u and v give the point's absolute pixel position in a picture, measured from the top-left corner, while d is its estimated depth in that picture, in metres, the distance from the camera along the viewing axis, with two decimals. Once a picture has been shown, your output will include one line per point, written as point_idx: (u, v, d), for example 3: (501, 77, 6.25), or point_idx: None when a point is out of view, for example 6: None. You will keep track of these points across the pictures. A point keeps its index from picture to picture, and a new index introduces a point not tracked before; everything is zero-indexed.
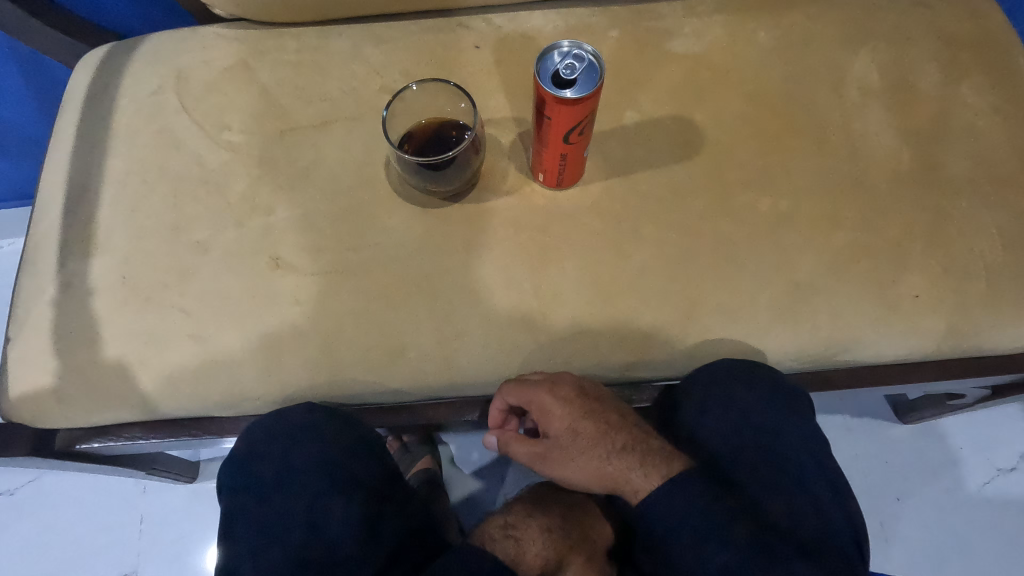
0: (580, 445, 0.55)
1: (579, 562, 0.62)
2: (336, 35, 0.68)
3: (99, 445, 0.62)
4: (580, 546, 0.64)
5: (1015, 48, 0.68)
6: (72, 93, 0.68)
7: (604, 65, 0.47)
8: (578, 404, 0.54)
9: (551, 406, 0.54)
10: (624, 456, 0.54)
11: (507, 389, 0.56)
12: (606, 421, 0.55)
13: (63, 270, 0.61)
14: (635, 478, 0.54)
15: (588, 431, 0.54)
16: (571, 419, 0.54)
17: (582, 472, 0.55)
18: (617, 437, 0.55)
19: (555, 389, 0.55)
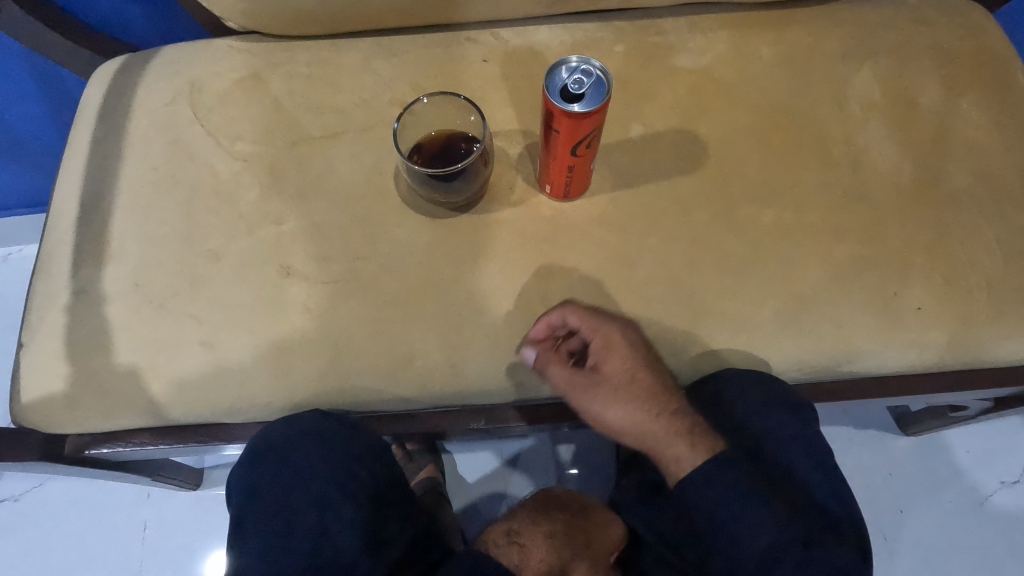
0: (634, 390, 0.55)
1: (583, 568, 0.64)
2: (347, 48, 0.69)
3: (108, 450, 0.62)
4: (583, 552, 0.65)
5: (1013, 64, 0.69)
6: (87, 103, 0.69)
7: (611, 81, 0.48)
8: (643, 352, 0.56)
9: (620, 341, 0.56)
10: (674, 416, 0.55)
11: (580, 312, 0.57)
12: (663, 379, 0.56)
13: (76, 277, 0.62)
14: (678, 444, 0.55)
15: (648, 379, 0.55)
16: (636, 361, 0.55)
17: (625, 418, 0.55)
18: (671, 398, 0.55)
19: (626, 330, 0.57)
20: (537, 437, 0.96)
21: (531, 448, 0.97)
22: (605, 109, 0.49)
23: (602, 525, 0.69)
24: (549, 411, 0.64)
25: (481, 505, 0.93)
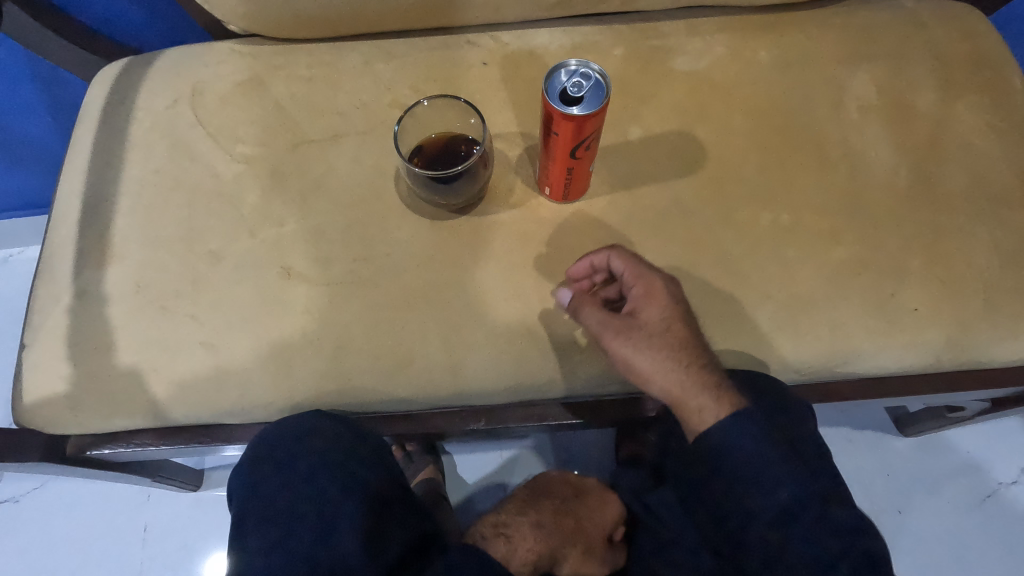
0: (669, 338, 0.54)
1: (574, 555, 0.71)
2: (347, 51, 0.70)
3: (110, 451, 0.63)
4: (575, 539, 0.72)
5: (1009, 67, 0.70)
6: (89, 106, 0.69)
7: (610, 84, 0.49)
8: (681, 306, 0.56)
9: (662, 287, 0.56)
10: (704, 368, 0.54)
11: (624, 256, 0.57)
12: (697, 335, 0.55)
13: (78, 279, 0.62)
14: (704, 396, 0.54)
15: (684, 329, 0.55)
16: (676, 309, 0.55)
17: (655, 365, 0.54)
18: (702, 353, 0.55)
19: (669, 283, 0.57)
20: (535, 437, 0.97)
21: (529, 448, 0.97)
22: (603, 112, 0.50)
23: (598, 505, 0.78)
24: (550, 411, 0.64)
25: (480, 504, 0.94)
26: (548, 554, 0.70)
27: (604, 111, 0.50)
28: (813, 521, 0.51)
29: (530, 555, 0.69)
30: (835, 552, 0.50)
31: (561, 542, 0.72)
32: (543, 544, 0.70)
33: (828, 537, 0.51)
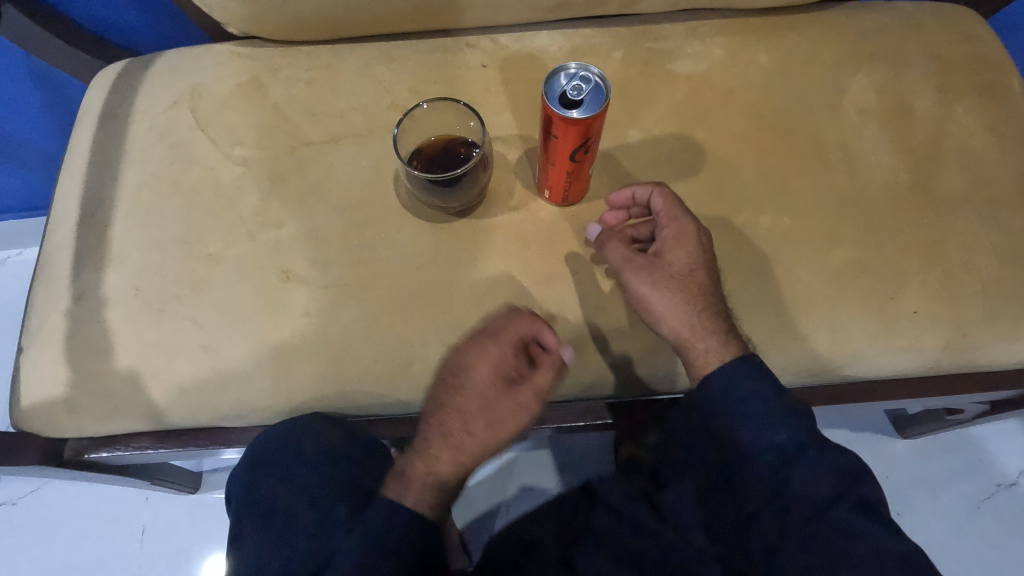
0: (687, 283, 0.55)
1: (478, 450, 0.54)
2: (347, 54, 0.70)
3: (108, 454, 0.62)
4: (467, 439, 0.54)
5: (1007, 70, 0.70)
6: (88, 108, 0.69)
7: (610, 89, 0.49)
8: (707, 256, 0.57)
9: (693, 232, 0.57)
10: (716, 316, 0.55)
11: (665, 194, 0.58)
12: (715, 285, 0.56)
13: (77, 282, 0.62)
14: (713, 340, 0.55)
15: (705, 277, 0.56)
16: (703, 256, 0.56)
17: (668, 305, 0.55)
18: (716, 302, 0.56)
19: (701, 233, 0.57)
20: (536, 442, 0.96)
21: (530, 451, 0.97)
22: (602, 117, 0.50)
23: (470, 369, 0.54)
24: (551, 415, 0.64)
25: (479, 506, 0.94)
26: (441, 433, 0.54)
27: (603, 116, 0.50)
28: (817, 459, 0.51)
29: (428, 480, 0.54)
30: (828, 501, 0.49)
31: (447, 409, 0.54)
32: (442, 445, 0.54)
33: (830, 474, 0.50)
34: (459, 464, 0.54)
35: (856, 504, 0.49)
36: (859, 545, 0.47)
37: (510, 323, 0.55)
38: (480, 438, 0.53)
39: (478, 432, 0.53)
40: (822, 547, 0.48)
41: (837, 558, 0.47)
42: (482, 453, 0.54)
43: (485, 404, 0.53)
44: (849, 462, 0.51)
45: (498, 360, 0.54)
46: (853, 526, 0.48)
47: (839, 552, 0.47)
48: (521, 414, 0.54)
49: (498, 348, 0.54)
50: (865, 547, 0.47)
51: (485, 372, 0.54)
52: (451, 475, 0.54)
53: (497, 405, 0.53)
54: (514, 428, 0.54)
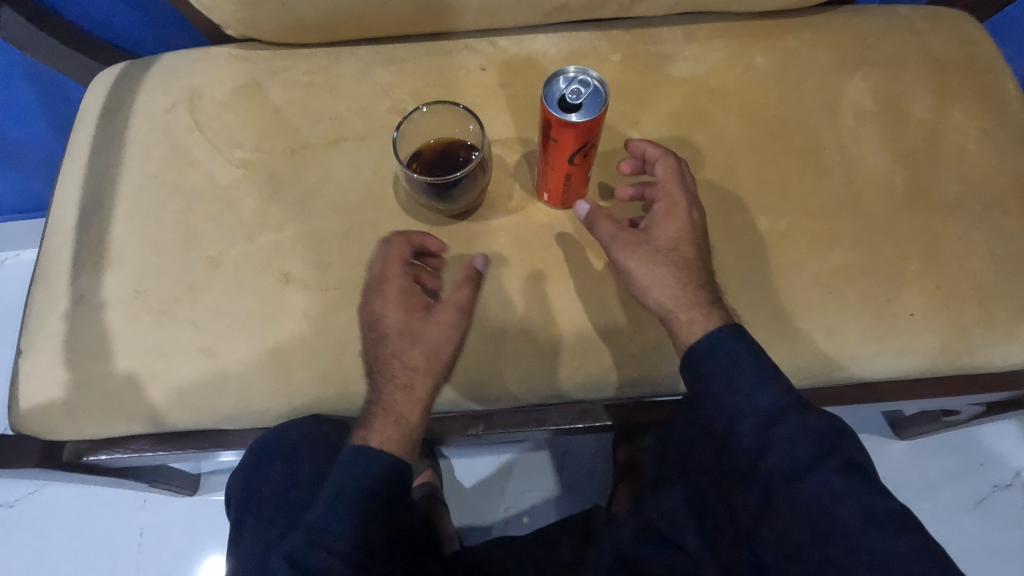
0: (675, 256, 0.56)
1: (424, 377, 0.54)
2: (346, 57, 0.70)
3: (107, 456, 0.63)
4: (412, 371, 0.54)
5: (1003, 74, 0.71)
6: (87, 110, 0.69)
7: (608, 92, 0.49)
8: (695, 232, 0.58)
9: (684, 207, 0.58)
10: (701, 287, 0.55)
11: (664, 167, 0.59)
12: (702, 260, 0.57)
13: (76, 284, 0.62)
14: (697, 310, 0.54)
15: (691, 252, 0.57)
16: (691, 229, 0.57)
17: (654, 275, 0.55)
18: (701, 274, 0.56)
19: (692, 209, 0.58)
20: (535, 443, 0.96)
21: (528, 452, 0.97)
22: (602, 121, 0.50)
23: (385, 309, 0.56)
24: (549, 415, 0.65)
25: (478, 507, 0.94)
26: (387, 379, 0.54)
27: (603, 120, 0.50)
28: (798, 423, 0.48)
29: (390, 424, 0.53)
30: (812, 455, 0.47)
31: (381, 355, 0.55)
32: (392, 390, 0.54)
33: (813, 435, 0.48)
34: (415, 400, 0.54)
35: (840, 466, 0.47)
36: (843, 508, 0.45)
37: (397, 263, 0.57)
38: (425, 368, 0.54)
39: (419, 361, 0.54)
40: (805, 512, 0.46)
41: (820, 520, 0.46)
42: (430, 381, 0.55)
43: (413, 336, 0.54)
44: (831, 425, 0.49)
45: (404, 290, 0.56)
46: (836, 489, 0.46)
47: (822, 514, 0.46)
48: (452, 331, 0.55)
49: (394, 286, 0.56)
50: (850, 509, 0.45)
51: (398, 312, 0.55)
52: (411, 413, 0.54)
53: (422, 332, 0.55)
54: (451, 343, 0.55)
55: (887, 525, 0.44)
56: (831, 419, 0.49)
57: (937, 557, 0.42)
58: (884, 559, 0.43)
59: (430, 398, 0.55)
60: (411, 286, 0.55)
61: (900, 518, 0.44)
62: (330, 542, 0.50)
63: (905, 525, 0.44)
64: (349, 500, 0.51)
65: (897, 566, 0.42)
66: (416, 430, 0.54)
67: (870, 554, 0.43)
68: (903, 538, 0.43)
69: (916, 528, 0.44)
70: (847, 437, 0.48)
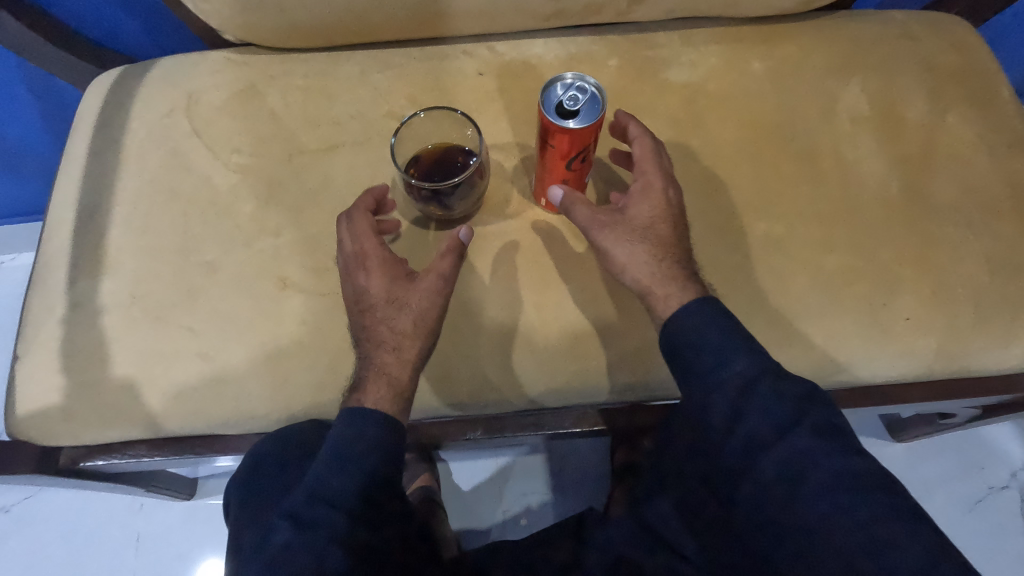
0: (650, 236, 0.56)
1: (411, 341, 0.55)
2: (344, 61, 0.70)
3: (103, 462, 0.62)
4: (397, 337, 0.55)
5: (997, 78, 0.71)
6: (84, 115, 0.69)
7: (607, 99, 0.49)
8: (672, 211, 0.58)
9: (659, 185, 0.58)
10: (677, 264, 0.56)
11: (641, 144, 0.59)
12: (678, 237, 0.57)
13: (72, 290, 0.62)
14: (673, 286, 0.55)
15: (667, 231, 0.57)
16: (666, 207, 0.57)
17: (631, 253, 0.56)
18: (677, 251, 0.57)
19: (669, 189, 0.58)
20: (533, 447, 0.96)
21: (527, 456, 0.97)
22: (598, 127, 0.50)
23: (368, 277, 0.56)
24: (547, 419, 0.65)
25: (476, 511, 0.94)
26: (376, 345, 0.55)
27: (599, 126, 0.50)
28: (773, 388, 0.49)
29: (379, 387, 0.54)
30: (785, 421, 0.48)
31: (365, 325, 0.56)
32: (381, 354, 0.55)
33: (785, 402, 0.49)
34: (406, 362, 0.55)
35: (815, 430, 0.47)
36: (817, 471, 0.46)
37: (375, 234, 0.57)
38: (413, 332, 0.55)
39: (406, 327, 0.54)
40: (781, 475, 0.47)
41: (797, 483, 0.46)
42: (417, 346, 0.55)
43: (399, 303, 0.55)
44: (804, 392, 0.50)
45: (386, 260, 0.57)
46: (811, 450, 0.46)
47: (797, 476, 0.46)
48: (436, 295, 0.55)
49: (375, 257, 0.56)
50: (824, 471, 0.45)
51: (382, 281, 0.56)
52: (400, 377, 0.55)
53: (407, 298, 0.55)
54: (437, 306, 0.55)
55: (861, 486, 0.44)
56: (803, 385, 0.50)
57: (910, 516, 0.43)
58: (859, 517, 0.43)
59: (419, 362, 0.56)
60: (393, 255, 0.55)
61: (874, 479, 0.45)
62: (325, 503, 0.51)
63: (879, 485, 0.44)
64: (345, 461, 0.51)
65: (870, 525, 0.43)
66: (408, 389, 0.55)
67: (845, 514, 0.44)
68: (877, 498, 0.44)
69: (889, 488, 0.44)
70: (820, 402, 0.49)
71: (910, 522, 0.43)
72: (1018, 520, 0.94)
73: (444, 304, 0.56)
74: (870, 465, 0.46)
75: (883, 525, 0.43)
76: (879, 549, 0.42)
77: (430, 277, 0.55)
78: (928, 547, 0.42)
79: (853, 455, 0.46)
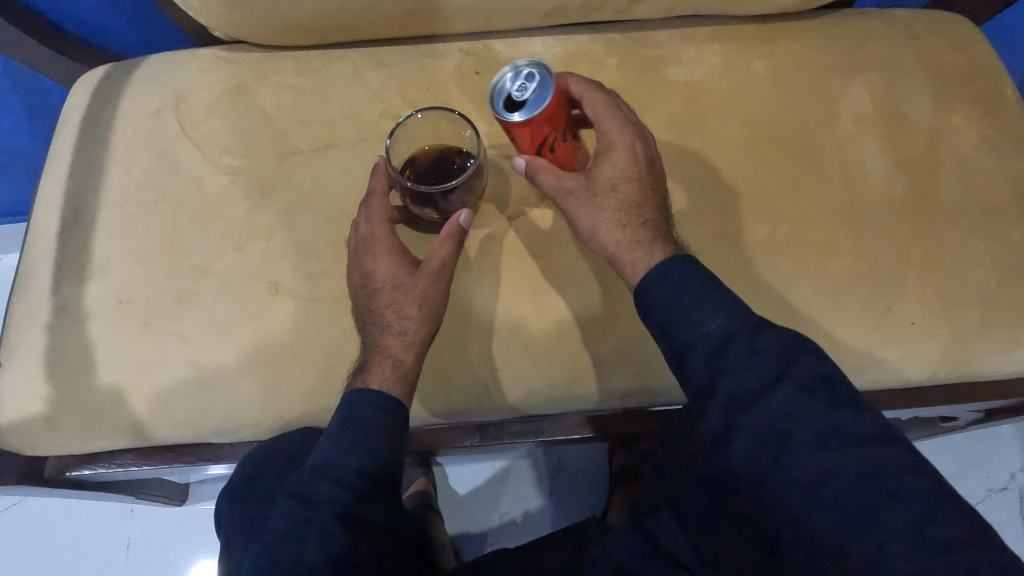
0: (613, 200, 0.55)
1: (414, 322, 0.54)
2: (337, 60, 0.69)
3: (90, 471, 0.61)
4: (398, 319, 0.54)
5: (1001, 78, 0.70)
6: (70, 114, 0.67)
7: (551, 85, 0.47)
8: (638, 168, 0.56)
9: (617, 140, 0.56)
10: (644, 226, 0.55)
11: (590, 103, 0.57)
12: (646, 196, 0.56)
13: (57, 295, 0.60)
14: (638, 251, 0.54)
15: (632, 189, 0.56)
16: (629, 163, 0.56)
17: (595, 220, 0.55)
18: (644, 213, 0.55)
19: (633, 144, 0.56)
20: (531, 452, 0.94)
21: (524, 460, 0.95)
22: (547, 113, 0.48)
23: (374, 263, 0.55)
24: (545, 426, 0.66)
25: (472, 516, 0.93)
26: (382, 329, 0.54)
27: (549, 112, 0.48)
28: (749, 346, 0.47)
29: (386, 370, 0.53)
30: (767, 380, 0.45)
31: (371, 310, 0.55)
32: (387, 338, 0.54)
33: (765, 358, 0.46)
34: (410, 344, 0.54)
35: (798, 385, 0.45)
36: (803, 430, 0.43)
37: (377, 218, 0.56)
38: (418, 316, 0.54)
39: (412, 312, 0.54)
40: (767, 440, 0.44)
41: (788, 441, 0.43)
42: (424, 329, 0.54)
43: (405, 288, 0.54)
44: (785, 343, 0.47)
45: (389, 242, 0.56)
46: (794, 410, 0.44)
47: (785, 434, 0.43)
48: (441, 280, 0.55)
49: (383, 243, 0.56)
50: (810, 430, 0.43)
51: (389, 265, 0.55)
52: (407, 358, 0.54)
53: (412, 284, 0.54)
54: (443, 291, 0.55)
55: (853, 442, 0.42)
56: (785, 337, 0.47)
57: (903, 471, 0.40)
58: (864, 469, 0.41)
59: (425, 344, 0.55)
60: (399, 243, 0.55)
61: (870, 432, 0.42)
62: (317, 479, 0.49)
63: (875, 441, 0.41)
64: (349, 434, 0.50)
65: (863, 483, 0.40)
66: (412, 371, 0.54)
67: (839, 475, 0.41)
68: (874, 451, 0.41)
69: (882, 441, 0.41)
70: (807, 354, 0.46)
71: (908, 477, 0.40)
72: (1018, 522, 0.93)
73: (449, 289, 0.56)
74: (864, 421, 0.42)
75: (878, 482, 0.40)
76: (874, 506, 0.40)
77: (432, 263, 0.55)
78: (928, 501, 0.39)
79: (846, 410, 0.43)
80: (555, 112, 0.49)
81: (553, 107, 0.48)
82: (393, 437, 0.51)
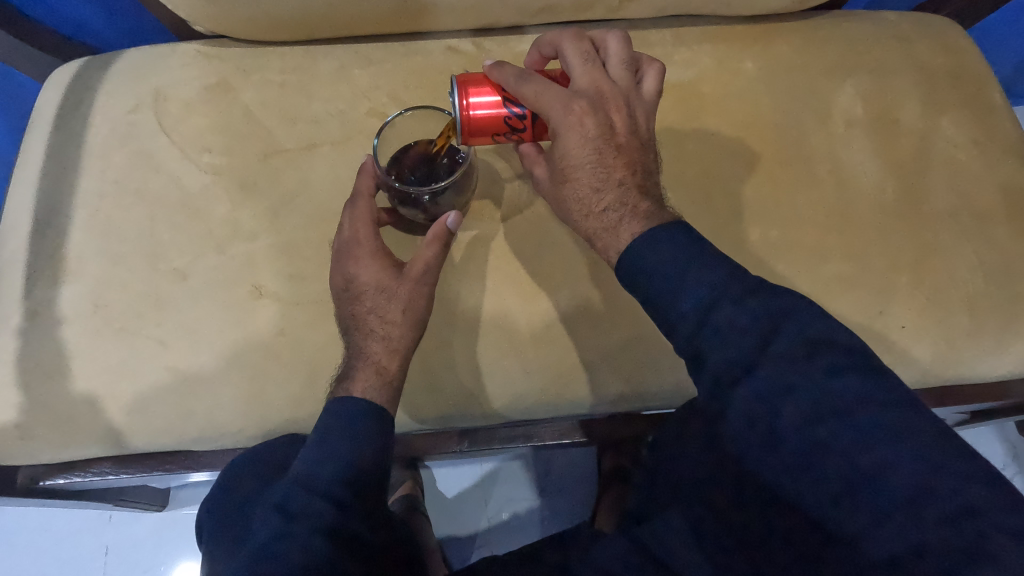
0: (574, 189, 0.54)
1: (397, 323, 0.53)
2: (323, 56, 0.67)
3: (64, 481, 0.59)
4: (380, 323, 0.53)
5: (988, 81, 0.70)
6: (41, 110, 0.65)
7: (456, 85, 0.50)
8: (591, 149, 0.52)
9: (562, 127, 0.51)
10: (608, 210, 0.52)
11: (524, 92, 0.50)
12: (608, 175, 0.52)
13: (29, 298, 0.58)
14: (605, 238, 0.52)
15: (589, 173, 0.52)
16: (580, 148, 0.52)
17: (565, 209, 0.55)
18: (605, 197, 0.52)
19: (578, 125, 0.51)
20: (520, 454, 0.93)
21: (513, 462, 0.94)
22: (471, 106, 0.50)
23: (357, 267, 0.54)
24: (537, 431, 0.66)
25: (460, 520, 0.92)
26: (365, 334, 0.53)
27: (470, 104, 0.50)
28: (730, 320, 0.44)
29: (370, 372, 0.52)
30: (754, 350, 0.43)
31: (354, 316, 0.54)
32: (370, 342, 0.53)
33: (748, 332, 0.43)
34: (393, 350, 0.53)
35: (780, 356, 0.42)
36: (789, 403, 0.41)
37: (358, 217, 0.55)
38: (401, 320, 0.53)
39: (396, 317, 0.53)
40: (750, 419, 0.42)
41: (772, 423, 0.41)
42: (408, 331, 0.53)
43: (388, 292, 0.53)
44: (772, 310, 0.43)
45: (370, 244, 0.54)
46: (779, 383, 0.41)
47: (769, 415, 0.41)
48: (424, 283, 0.53)
49: (366, 244, 0.54)
50: (796, 404, 0.41)
51: (372, 268, 0.53)
52: (389, 360, 0.53)
53: (397, 287, 0.53)
54: (427, 295, 0.54)
55: (850, 407, 0.39)
56: (771, 303, 0.44)
57: (899, 437, 0.38)
58: (853, 443, 0.39)
59: (409, 347, 0.53)
60: (382, 245, 0.53)
61: (853, 400, 0.39)
62: (302, 485, 0.47)
63: (872, 402, 0.39)
64: (335, 437, 0.49)
65: (853, 455, 0.38)
66: (399, 376, 0.53)
67: (825, 457, 0.39)
68: (864, 421, 0.39)
69: (875, 408, 0.39)
70: (794, 318, 0.43)
71: (916, 441, 0.37)
72: None
73: (432, 292, 0.54)
74: (865, 384, 0.40)
75: (874, 451, 0.38)
76: (867, 481, 0.38)
77: (417, 266, 0.53)
78: (929, 467, 0.37)
79: (835, 373, 0.41)
80: (483, 97, 0.50)
81: (473, 97, 0.50)
82: (370, 423, 0.50)
